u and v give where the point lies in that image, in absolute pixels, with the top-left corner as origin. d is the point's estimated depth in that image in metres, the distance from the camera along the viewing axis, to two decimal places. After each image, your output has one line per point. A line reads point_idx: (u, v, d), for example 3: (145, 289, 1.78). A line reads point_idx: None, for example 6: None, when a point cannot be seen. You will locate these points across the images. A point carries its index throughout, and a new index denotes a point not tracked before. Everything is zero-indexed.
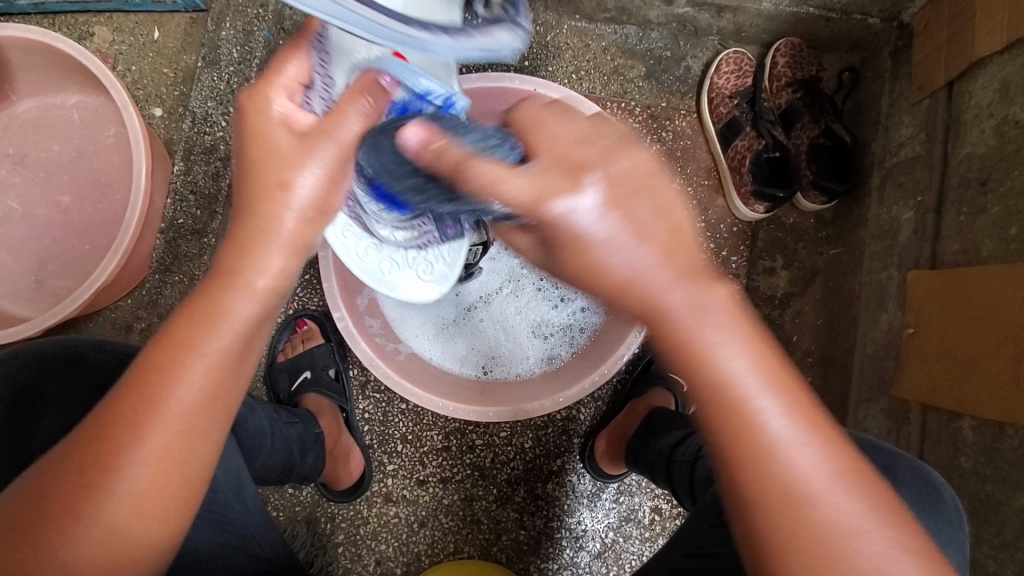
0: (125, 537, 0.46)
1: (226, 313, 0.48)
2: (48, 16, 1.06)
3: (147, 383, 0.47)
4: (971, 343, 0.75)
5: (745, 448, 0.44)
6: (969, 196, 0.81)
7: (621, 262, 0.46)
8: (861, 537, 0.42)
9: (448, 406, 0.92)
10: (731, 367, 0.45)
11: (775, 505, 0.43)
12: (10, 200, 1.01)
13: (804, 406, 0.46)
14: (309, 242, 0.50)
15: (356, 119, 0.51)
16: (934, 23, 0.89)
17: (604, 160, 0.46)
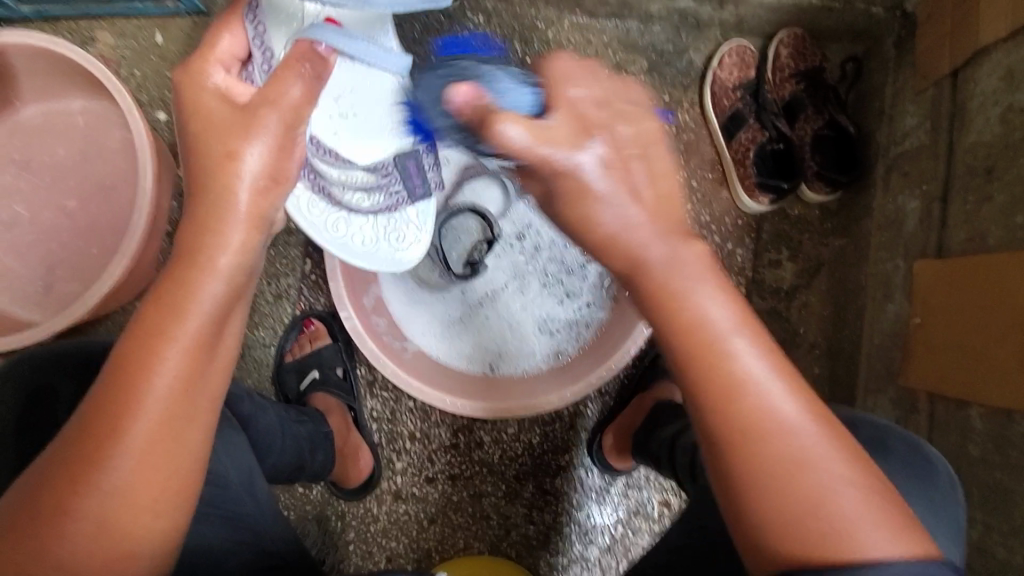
0: (123, 530, 0.47)
1: (193, 296, 0.50)
2: (50, 22, 1.06)
3: (124, 370, 0.48)
4: (981, 331, 0.75)
5: (718, 387, 0.48)
6: (974, 183, 0.81)
7: (611, 216, 0.51)
8: (825, 470, 0.45)
9: (455, 403, 0.93)
10: (707, 310, 0.49)
11: (742, 438, 0.47)
12: (16, 205, 1.02)
13: (776, 356, 0.49)
14: (264, 214, 0.53)
15: (295, 89, 0.53)
16: (937, 12, 0.88)
17: (610, 125, 0.52)
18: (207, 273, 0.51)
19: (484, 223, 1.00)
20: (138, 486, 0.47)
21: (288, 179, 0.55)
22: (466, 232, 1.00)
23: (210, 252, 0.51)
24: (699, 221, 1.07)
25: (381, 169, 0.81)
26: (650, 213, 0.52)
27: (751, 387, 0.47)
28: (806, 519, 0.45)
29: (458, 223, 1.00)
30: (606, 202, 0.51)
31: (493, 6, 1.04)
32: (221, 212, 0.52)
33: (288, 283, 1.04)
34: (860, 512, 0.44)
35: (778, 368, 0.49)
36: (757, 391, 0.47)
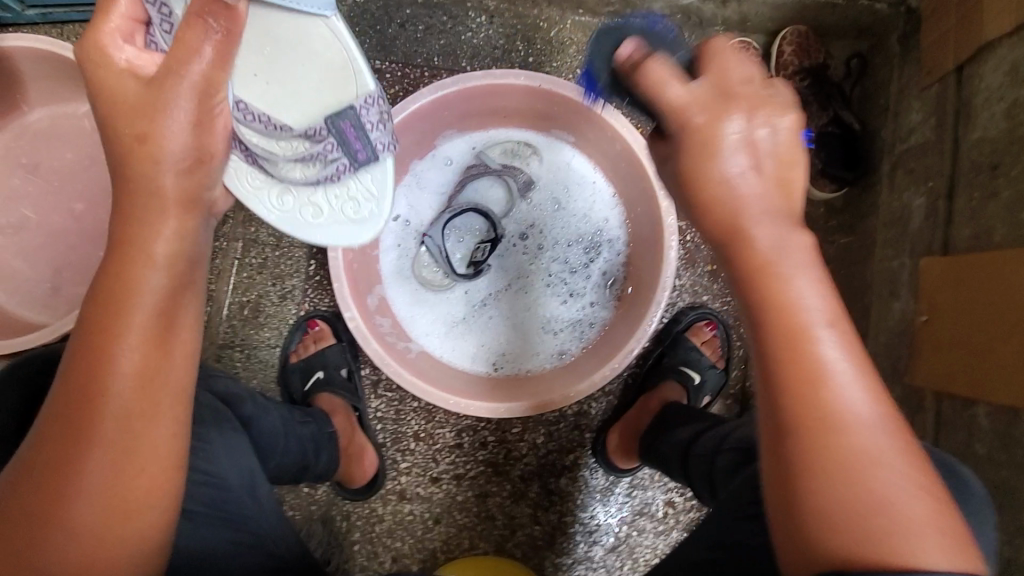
0: (97, 532, 0.48)
1: (132, 291, 0.48)
2: (57, 26, 1.07)
3: (75, 374, 0.47)
4: (987, 329, 0.75)
5: (792, 369, 0.47)
6: (980, 180, 0.80)
7: (733, 187, 0.48)
8: (882, 475, 0.45)
9: (460, 402, 0.93)
10: (805, 298, 0.47)
11: (810, 425, 0.46)
12: (24, 209, 1.03)
13: (860, 354, 0.48)
14: (193, 194, 0.51)
15: (202, 61, 0.48)
16: (941, 7, 0.88)
17: (761, 99, 0.49)
18: (143, 264, 0.49)
19: (487, 223, 1.02)
20: (110, 488, 0.48)
21: (214, 155, 0.52)
22: (469, 233, 1.02)
23: (140, 241, 0.49)
24: None
25: (317, 134, 0.69)
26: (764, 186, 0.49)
27: (831, 392, 0.46)
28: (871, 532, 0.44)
29: (462, 224, 1.02)
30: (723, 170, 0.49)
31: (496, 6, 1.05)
32: (148, 205, 0.49)
33: (293, 283, 1.04)
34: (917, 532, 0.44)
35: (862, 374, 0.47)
36: (834, 389, 0.46)
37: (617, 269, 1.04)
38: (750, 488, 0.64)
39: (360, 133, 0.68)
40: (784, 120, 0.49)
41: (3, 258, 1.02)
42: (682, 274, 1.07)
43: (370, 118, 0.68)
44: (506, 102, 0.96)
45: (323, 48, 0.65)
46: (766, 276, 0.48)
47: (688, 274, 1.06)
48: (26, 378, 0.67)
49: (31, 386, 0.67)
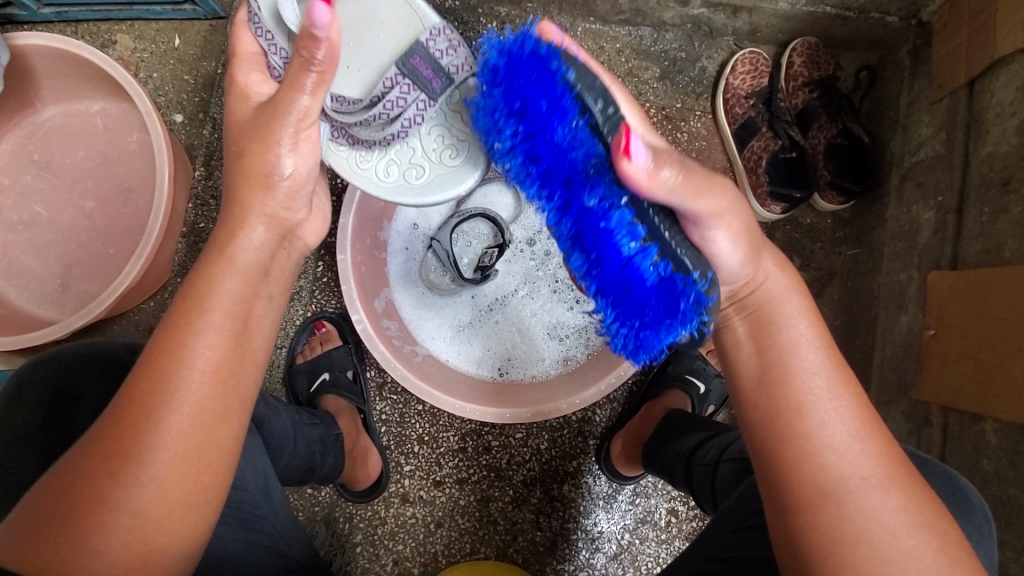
0: (154, 522, 0.48)
1: (215, 292, 0.52)
2: (71, 25, 1.08)
3: (152, 362, 0.49)
4: (996, 345, 0.74)
5: (792, 405, 0.52)
6: (990, 196, 0.80)
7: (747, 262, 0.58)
8: (876, 499, 0.47)
9: (465, 407, 0.93)
10: (809, 370, 0.54)
11: (822, 487, 0.48)
12: (36, 206, 1.04)
13: (866, 421, 0.52)
14: (286, 219, 0.58)
15: (305, 95, 0.54)
16: (954, 22, 0.88)
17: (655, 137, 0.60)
18: (227, 268, 0.54)
19: (495, 228, 0.99)
20: (170, 480, 0.48)
21: (301, 180, 0.58)
22: (477, 237, 0.99)
23: (230, 248, 0.55)
24: None
25: (393, 82, 0.74)
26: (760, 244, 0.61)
27: (829, 424, 0.51)
28: (874, 556, 0.46)
29: (470, 227, 0.99)
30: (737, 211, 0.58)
31: (507, 12, 1.05)
32: (241, 217, 0.56)
33: (300, 285, 1.05)
34: (919, 557, 0.46)
35: (856, 406, 0.52)
36: (826, 416, 0.51)
37: None
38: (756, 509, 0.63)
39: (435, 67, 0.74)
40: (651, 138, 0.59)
41: (14, 254, 1.02)
42: None
43: (443, 48, 0.75)
44: None
45: (389, 12, 0.77)
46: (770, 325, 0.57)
47: None
48: (38, 375, 0.67)
49: (45, 383, 0.67)
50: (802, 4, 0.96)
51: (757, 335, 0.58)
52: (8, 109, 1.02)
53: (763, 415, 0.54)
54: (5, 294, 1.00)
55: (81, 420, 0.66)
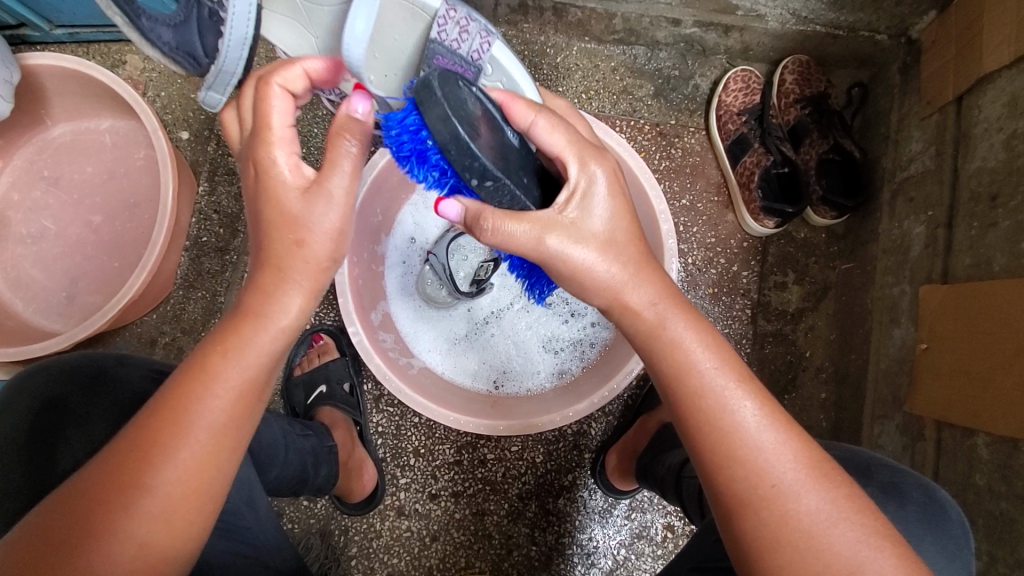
0: (156, 547, 0.49)
1: (249, 349, 0.53)
2: (83, 46, 1.12)
3: (174, 407, 0.51)
4: (985, 359, 0.75)
5: (703, 421, 0.54)
6: (979, 210, 0.80)
7: (608, 276, 0.58)
8: (796, 504, 0.49)
9: (458, 419, 0.93)
10: (709, 378, 0.55)
11: (763, 500, 0.50)
12: (44, 220, 1.06)
13: (784, 424, 0.54)
14: (321, 286, 0.56)
15: (344, 173, 0.53)
16: (942, 39, 0.89)
17: (578, 159, 0.56)
18: (260, 325, 0.53)
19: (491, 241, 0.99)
20: (174, 502, 0.50)
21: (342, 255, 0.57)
22: (474, 252, 0.99)
23: (268, 310, 0.54)
24: (704, 241, 1.10)
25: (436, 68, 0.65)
26: (638, 260, 0.59)
27: (742, 427, 0.53)
28: (806, 556, 0.48)
29: (466, 241, 0.99)
30: (589, 227, 0.57)
31: (504, 32, 1.09)
32: (269, 275, 0.54)
33: None
34: (855, 539, 0.48)
35: (764, 406, 0.54)
36: (743, 425, 0.53)
37: None
38: None
39: (466, 58, 0.67)
40: (573, 165, 0.56)
41: (21, 266, 1.05)
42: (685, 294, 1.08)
43: (461, 34, 0.65)
44: None
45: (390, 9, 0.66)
46: (658, 334, 0.58)
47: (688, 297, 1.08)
48: (31, 388, 0.68)
49: (36, 395, 0.68)
50: (791, 23, 0.98)
51: (641, 346, 0.59)
52: (20, 127, 1.05)
53: (680, 423, 0.55)
54: (12, 306, 1.03)
55: (74, 430, 0.67)
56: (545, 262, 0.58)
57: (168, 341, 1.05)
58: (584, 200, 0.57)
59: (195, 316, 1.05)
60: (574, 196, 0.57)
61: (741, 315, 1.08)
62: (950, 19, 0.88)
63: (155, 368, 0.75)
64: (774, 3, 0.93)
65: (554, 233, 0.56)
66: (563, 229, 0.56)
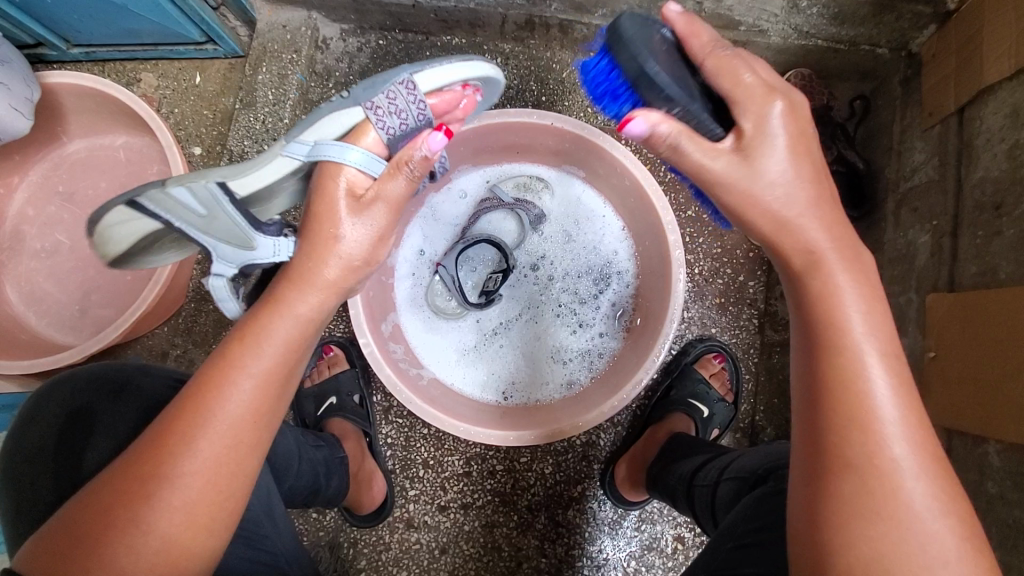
0: (177, 542, 0.50)
1: (268, 336, 0.56)
2: (99, 64, 1.15)
3: (197, 396, 0.52)
4: (994, 366, 0.75)
5: (835, 372, 0.51)
6: (983, 220, 0.81)
7: (783, 203, 0.56)
8: (903, 483, 0.47)
9: (469, 429, 0.93)
10: (859, 335, 0.52)
11: (871, 471, 0.48)
12: (59, 235, 1.08)
13: (916, 415, 0.50)
14: (342, 285, 0.61)
15: (400, 183, 0.61)
16: (942, 53, 0.91)
17: (763, 101, 0.55)
18: (281, 316, 0.57)
19: (500, 254, 1.01)
20: (196, 504, 0.51)
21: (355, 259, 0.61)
22: (484, 262, 1.01)
23: (289, 300, 0.58)
24: (710, 252, 1.10)
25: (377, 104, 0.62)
26: (815, 210, 0.56)
27: (875, 397, 0.49)
28: (897, 534, 0.46)
29: (476, 253, 1.01)
30: (766, 175, 0.56)
31: (511, 48, 1.11)
32: (298, 271, 0.60)
33: None
34: (942, 538, 0.46)
35: (902, 384, 0.51)
36: (877, 397, 0.49)
37: (626, 301, 1.06)
38: (743, 517, 0.64)
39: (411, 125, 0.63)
40: (774, 104, 0.55)
41: (35, 280, 1.06)
42: (688, 307, 1.09)
43: (391, 104, 0.62)
44: (517, 138, 0.98)
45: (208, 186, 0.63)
46: (822, 283, 0.54)
47: (695, 307, 1.09)
48: (58, 397, 0.69)
49: (63, 403, 0.69)
50: (793, 38, 1.00)
51: (795, 276, 0.56)
52: (37, 143, 1.07)
53: (811, 363, 0.53)
54: (26, 320, 1.04)
55: (98, 440, 0.67)
56: (711, 187, 0.58)
57: (179, 354, 1.05)
58: (762, 142, 0.55)
59: (206, 329, 1.06)
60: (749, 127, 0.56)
61: (748, 324, 1.09)
62: (950, 32, 0.89)
63: (176, 376, 0.75)
64: (776, 18, 0.95)
65: (721, 167, 0.56)
66: (728, 163, 0.56)
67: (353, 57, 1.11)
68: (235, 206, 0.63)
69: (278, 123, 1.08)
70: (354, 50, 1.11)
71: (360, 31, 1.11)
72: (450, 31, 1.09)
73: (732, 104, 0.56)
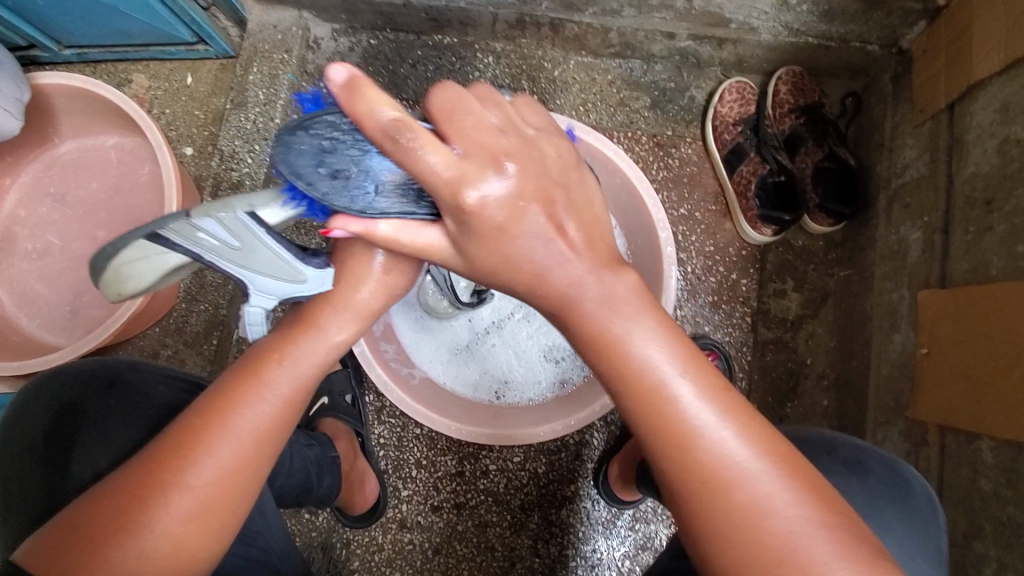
0: (188, 546, 0.51)
1: (301, 356, 0.58)
2: (90, 65, 1.15)
3: (225, 407, 0.54)
4: (986, 362, 0.74)
5: (642, 397, 0.52)
6: (975, 215, 0.81)
7: (543, 257, 0.55)
8: (737, 486, 0.48)
9: (456, 428, 0.94)
10: (650, 358, 0.52)
11: (711, 483, 0.49)
12: (50, 235, 1.08)
13: (737, 412, 0.51)
14: (373, 311, 0.64)
15: None
16: (932, 49, 0.91)
17: (505, 156, 0.52)
18: (313, 338, 0.59)
19: None
20: (209, 512, 0.52)
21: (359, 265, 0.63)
22: None
23: (322, 323, 0.60)
24: (703, 250, 1.10)
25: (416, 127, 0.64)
26: (572, 250, 0.55)
27: (685, 416, 0.51)
28: (751, 532, 0.47)
29: None
30: (524, 230, 0.54)
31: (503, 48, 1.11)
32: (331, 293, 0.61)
33: None
34: (794, 517, 0.48)
35: (711, 384, 0.52)
36: (688, 413, 0.51)
37: None
38: None
39: None
40: (495, 177, 0.51)
41: (25, 281, 1.06)
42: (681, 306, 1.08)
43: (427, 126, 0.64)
44: None
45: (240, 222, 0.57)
46: (607, 327, 0.54)
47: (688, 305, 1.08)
48: (44, 394, 0.69)
49: (49, 400, 0.68)
50: (784, 35, 1.00)
51: (563, 315, 0.57)
52: (27, 144, 1.07)
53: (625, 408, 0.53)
54: (17, 321, 1.03)
55: (85, 438, 0.66)
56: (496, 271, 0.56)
57: (171, 354, 1.05)
58: (473, 219, 0.52)
59: (198, 330, 1.05)
60: (452, 212, 0.53)
61: (741, 322, 1.08)
62: (940, 29, 0.89)
63: (165, 372, 0.76)
64: (767, 15, 0.95)
65: (428, 242, 0.56)
66: (437, 234, 0.55)
67: (344, 57, 1.11)
68: (271, 235, 0.57)
69: (269, 123, 1.07)
70: (345, 50, 1.11)
71: (351, 31, 1.11)
72: (441, 30, 1.09)
73: (431, 189, 0.50)
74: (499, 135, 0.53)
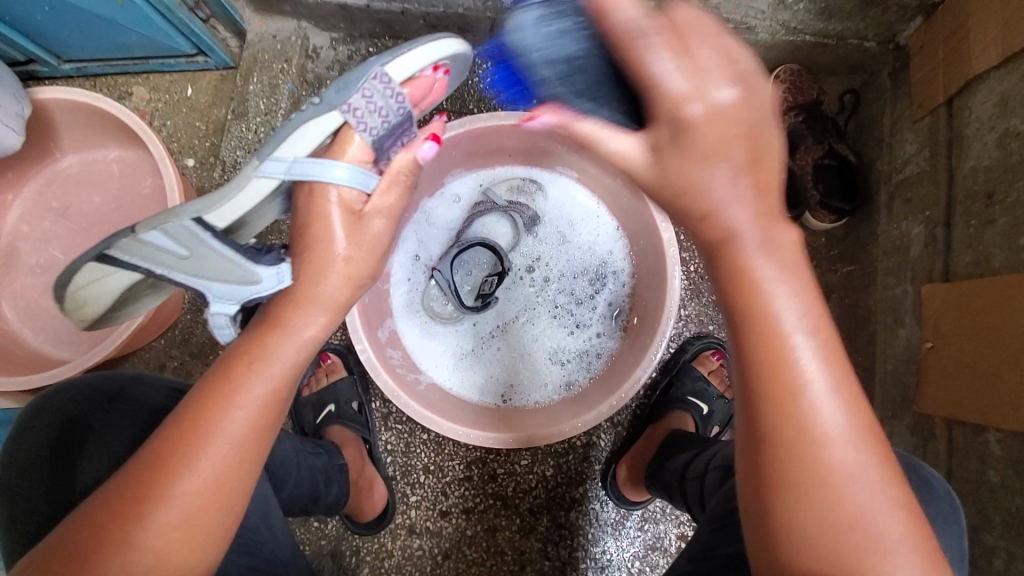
0: (167, 556, 0.50)
1: (273, 357, 0.57)
2: (91, 79, 1.15)
3: (199, 414, 0.53)
4: (991, 354, 0.75)
5: (769, 343, 0.49)
6: (976, 209, 0.81)
7: (723, 192, 0.51)
8: (834, 453, 0.48)
9: (466, 432, 0.93)
10: (780, 305, 0.50)
11: (796, 442, 0.48)
12: (54, 250, 1.08)
13: (850, 386, 0.49)
14: (342, 306, 0.62)
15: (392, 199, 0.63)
16: (929, 44, 0.91)
17: (705, 92, 0.48)
18: (283, 338, 0.58)
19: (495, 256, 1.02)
20: (191, 522, 0.51)
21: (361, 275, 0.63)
22: (479, 267, 1.02)
23: (292, 324, 0.59)
24: None
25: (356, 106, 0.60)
26: (754, 188, 0.51)
27: (803, 369, 0.49)
28: (826, 500, 0.48)
29: (469, 257, 1.01)
30: (717, 179, 0.50)
31: None
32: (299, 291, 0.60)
33: None
34: (874, 497, 0.48)
35: (830, 348, 0.50)
36: (807, 370, 0.48)
37: (622, 300, 1.06)
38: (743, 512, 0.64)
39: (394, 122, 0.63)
40: (723, 90, 0.48)
41: (31, 296, 1.06)
42: (685, 305, 1.08)
43: (369, 103, 0.61)
44: (508, 139, 0.97)
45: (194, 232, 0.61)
46: (743, 265, 0.51)
47: (692, 304, 1.08)
48: (51, 408, 0.69)
49: (56, 414, 0.68)
50: (781, 34, 1.00)
51: (709, 247, 0.53)
52: (30, 159, 1.07)
53: (741, 349, 0.51)
54: (23, 336, 1.04)
55: (94, 453, 0.67)
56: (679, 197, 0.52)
57: (176, 366, 1.05)
58: (687, 141, 0.49)
59: (203, 340, 1.06)
60: (659, 126, 0.51)
61: None
62: (936, 24, 0.90)
63: (171, 385, 0.76)
64: (763, 15, 0.96)
65: (715, 184, 0.51)
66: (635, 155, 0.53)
67: (343, 65, 1.11)
68: (215, 239, 0.60)
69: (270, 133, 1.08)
70: (344, 59, 1.11)
71: (349, 39, 1.11)
72: (439, 36, 1.09)
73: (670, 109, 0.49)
74: (734, 54, 0.49)
